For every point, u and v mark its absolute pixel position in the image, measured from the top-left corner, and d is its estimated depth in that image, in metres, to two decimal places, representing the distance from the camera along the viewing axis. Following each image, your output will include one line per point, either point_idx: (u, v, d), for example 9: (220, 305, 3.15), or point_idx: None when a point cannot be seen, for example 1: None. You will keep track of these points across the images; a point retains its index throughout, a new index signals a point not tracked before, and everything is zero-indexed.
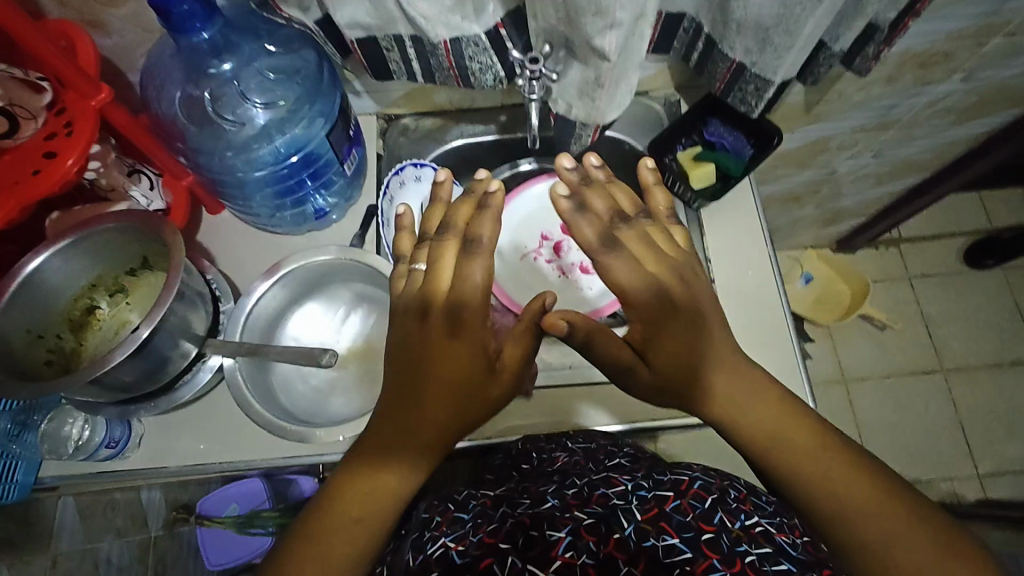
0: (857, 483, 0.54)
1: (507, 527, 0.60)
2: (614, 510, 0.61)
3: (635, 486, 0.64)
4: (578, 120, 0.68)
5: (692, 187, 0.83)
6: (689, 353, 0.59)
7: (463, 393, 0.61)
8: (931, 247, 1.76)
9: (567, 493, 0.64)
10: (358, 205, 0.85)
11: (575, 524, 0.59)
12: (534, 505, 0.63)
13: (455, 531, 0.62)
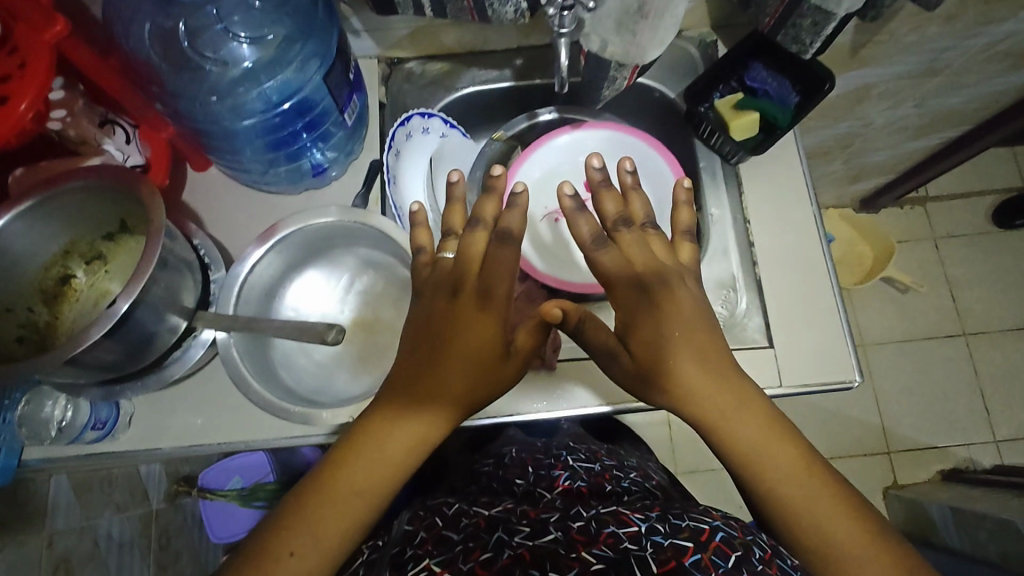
0: (853, 533, 0.48)
1: (503, 559, 0.50)
2: (627, 555, 0.50)
3: (649, 529, 0.54)
4: (613, 61, 0.58)
5: (733, 138, 0.74)
6: (674, 342, 0.55)
7: (473, 378, 0.55)
8: (958, 206, 1.68)
9: (572, 526, 0.55)
10: (360, 160, 0.76)
11: (582, 568, 0.49)
12: (531, 536, 0.53)
13: (442, 554, 0.52)
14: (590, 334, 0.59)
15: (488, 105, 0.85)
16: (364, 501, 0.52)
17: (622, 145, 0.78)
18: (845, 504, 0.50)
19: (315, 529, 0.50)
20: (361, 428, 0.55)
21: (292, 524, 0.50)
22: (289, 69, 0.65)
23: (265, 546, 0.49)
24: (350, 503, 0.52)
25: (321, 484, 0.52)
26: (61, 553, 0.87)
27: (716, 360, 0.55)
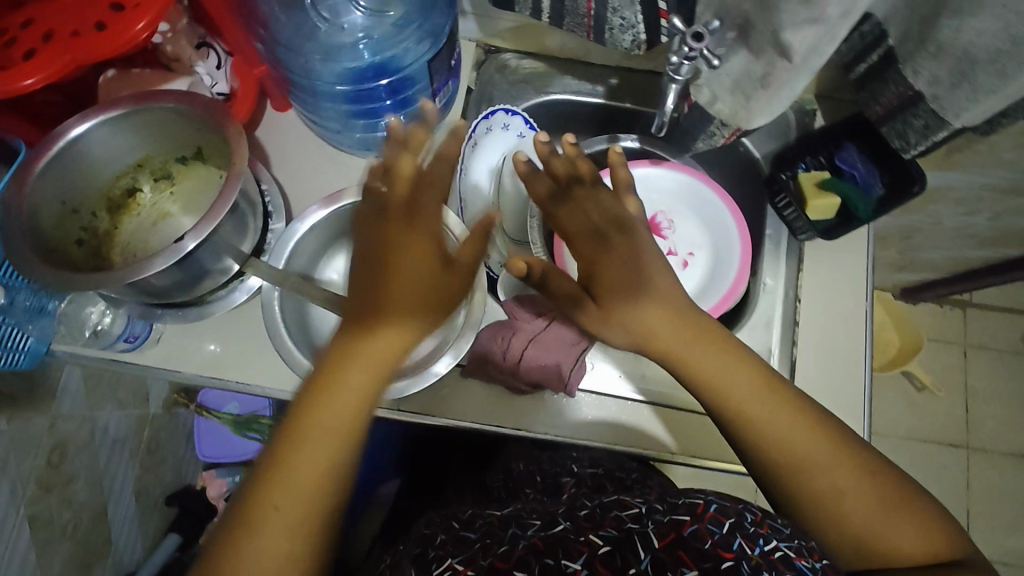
0: (812, 441, 0.52)
1: (519, 550, 0.50)
2: (629, 535, 0.49)
3: (649, 508, 0.52)
4: (717, 117, 0.58)
5: (808, 216, 0.73)
6: (631, 318, 0.55)
7: (432, 294, 0.51)
8: (997, 320, 1.65)
9: (578, 513, 0.53)
10: (436, 141, 0.76)
11: (590, 554, 0.49)
12: (545, 526, 0.52)
13: (462, 553, 0.51)
14: (553, 280, 0.56)
15: (571, 114, 0.84)
16: (341, 433, 0.49)
17: (694, 194, 0.78)
18: (810, 432, 0.53)
19: (300, 474, 0.48)
20: (316, 366, 0.51)
21: (278, 471, 0.48)
22: (399, 47, 0.65)
23: (251, 504, 0.47)
24: (331, 437, 0.49)
25: (294, 427, 0.49)
26: (61, 436, 0.90)
27: (670, 339, 0.55)
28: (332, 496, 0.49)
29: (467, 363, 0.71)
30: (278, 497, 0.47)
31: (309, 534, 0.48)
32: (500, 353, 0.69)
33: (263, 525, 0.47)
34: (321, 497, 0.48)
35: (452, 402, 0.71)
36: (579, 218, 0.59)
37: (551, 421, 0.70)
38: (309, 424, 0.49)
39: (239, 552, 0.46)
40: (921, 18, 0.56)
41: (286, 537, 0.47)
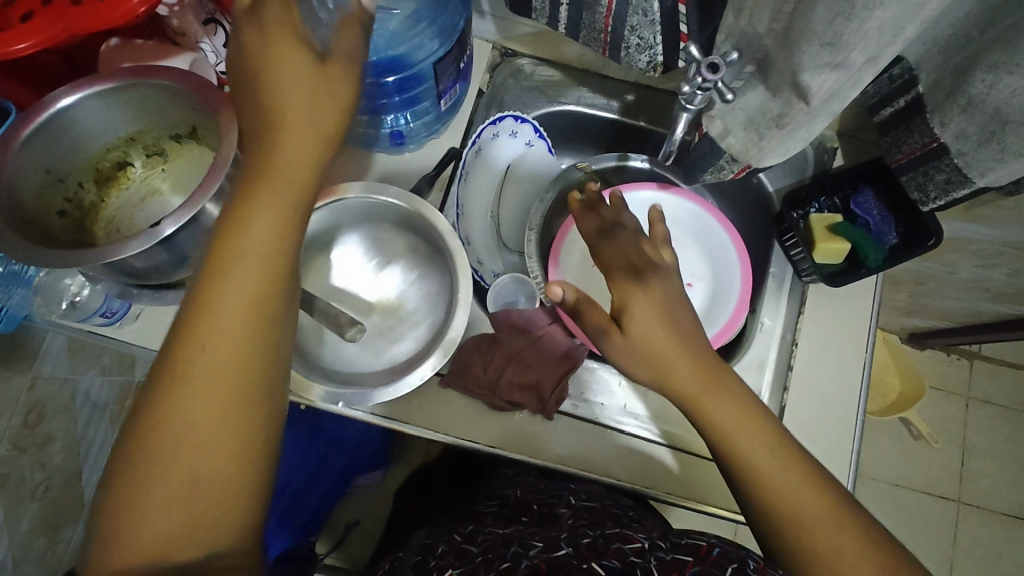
0: (812, 495, 0.49)
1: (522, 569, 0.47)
2: (633, 568, 0.46)
3: (653, 547, 0.50)
4: (728, 152, 0.56)
5: (814, 258, 0.70)
6: (655, 352, 0.52)
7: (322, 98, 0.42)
8: (1004, 375, 1.61)
9: (581, 542, 0.51)
10: (440, 142, 0.74)
11: None
12: (547, 549, 0.50)
13: (463, 566, 0.50)
14: (586, 313, 0.56)
15: (583, 127, 0.82)
16: (261, 273, 0.42)
17: (700, 222, 0.75)
18: (799, 471, 0.50)
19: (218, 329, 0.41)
20: (225, 203, 0.43)
21: (192, 328, 0.41)
22: (409, 42, 0.61)
23: (175, 366, 0.41)
24: (253, 267, 0.42)
25: (206, 281, 0.41)
26: (40, 396, 0.90)
27: (680, 376, 0.52)
28: (261, 346, 0.42)
29: (445, 372, 0.68)
30: (196, 352, 0.41)
31: (242, 392, 0.42)
32: (481, 367, 0.68)
33: (188, 376, 0.41)
34: (248, 349, 0.42)
35: (428, 411, 0.68)
36: (615, 256, 0.59)
37: (531, 442, 0.67)
38: (220, 270, 0.41)
39: (166, 418, 0.40)
40: (954, 69, 0.53)
41: (220, 400, 0.41)
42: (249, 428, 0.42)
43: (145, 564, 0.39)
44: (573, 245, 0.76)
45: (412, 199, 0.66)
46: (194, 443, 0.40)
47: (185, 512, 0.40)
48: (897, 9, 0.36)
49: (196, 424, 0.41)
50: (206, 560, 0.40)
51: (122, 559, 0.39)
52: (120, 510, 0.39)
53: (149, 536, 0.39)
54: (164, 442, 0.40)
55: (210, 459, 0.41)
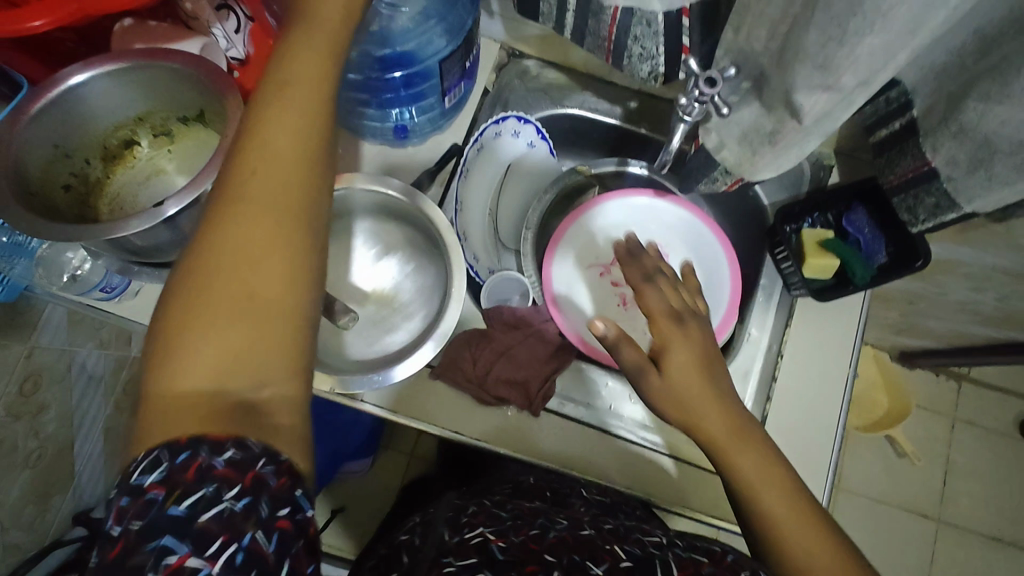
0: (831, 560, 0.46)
1: (549, 539, 0.49)
2: (652, 556, 0.47)
3: (671, 543, 0.51)
4: (723, 164, 0.57)
5: (804, 272, 0.72)
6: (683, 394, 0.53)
7: None
8: (991, 398, 1.63)
9: (603, 528, 0.53)
10: (443, 137, 0.76)
11: (614, 562, 0.46)
12: (572, 529, 0.52)
13: (495, 526, 0.52)
14: (624, 351, 0.57)
15: (585, 131, 0.83)
16: (311, 98, 0.40)
17: (693, 231, 0.77)
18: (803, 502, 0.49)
19: (268, 147, 0.39)
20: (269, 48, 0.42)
21: (242, 153, 0.39)
22: (417, 39, 0.62)
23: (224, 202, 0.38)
24: (300, 97, 0.40)
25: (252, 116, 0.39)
26: (37, 366, 0.92)
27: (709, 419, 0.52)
28: (310, 169, 0.40)
29: (435, 364, 0.70)
30: (247, 173, 0.38)
31: (291, 212, 0.38)
32: (471, 362, 0.69)
33: (238, 207, 0.37)
34: (299, 172, 0.39)
35: (415, 401, 0.69)
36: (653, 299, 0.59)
37: (519, 440, 0.68)
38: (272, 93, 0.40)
39: (215, 254, 0.37)
40: (948, 96, 0.54)
41: (271, 234, 0.38)
42: (304, 256, 0.39)
43: (205, 390, 0.34)
44: (569, 242, 0.78)
45: (410, 192, 0.67)
46: (243, 274, 0.37)
47: (238, 335, 0.36)
48: (887, 36, 0.37)
49: (250, 244, 0.37)
50: (260, 396, 0.36)
51: (176, 379, 0.34)
52: (171, 336, 0.35)
53: (204, 360, 0.35)
54: (212, 275, 0.37)
55: (264, 277, 0.37)
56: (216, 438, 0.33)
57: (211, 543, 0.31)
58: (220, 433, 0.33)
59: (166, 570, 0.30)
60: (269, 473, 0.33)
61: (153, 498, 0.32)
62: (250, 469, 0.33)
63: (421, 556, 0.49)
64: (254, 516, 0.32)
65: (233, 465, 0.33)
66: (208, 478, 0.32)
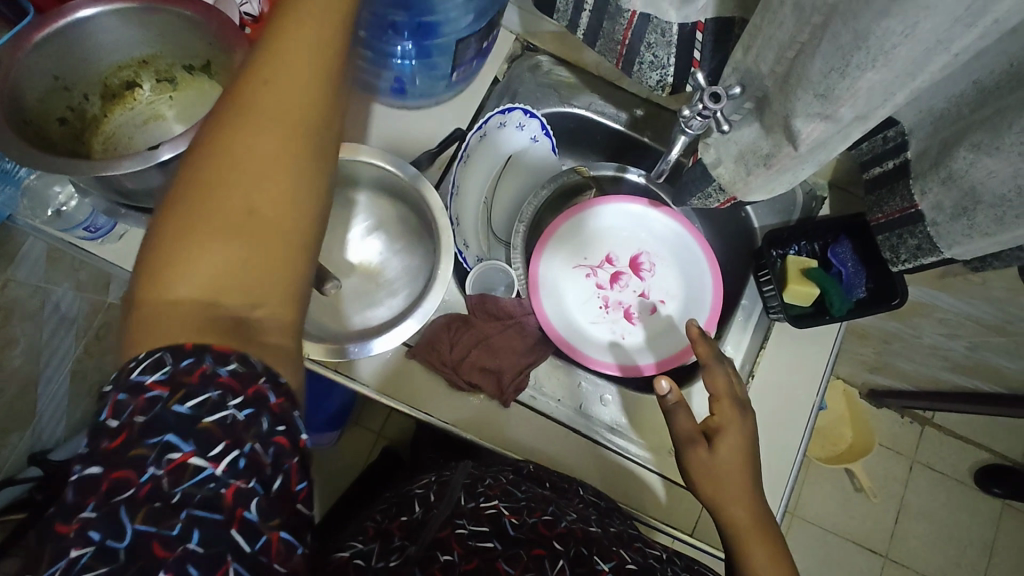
0: None
1: (561, 526, 0.56)
2: (650, 568, 0.55)
3: (667, 558, 0.59)
4: (717, 181, 0.58)
5: (784, 297, 0.73)
6: (720, 472, 0.55)
7: None
8: (950, 443, 1.66)
9: (609, 528, 0.59)
10: (448, 120, 0.76)
11: (618, 563, 0.54)
12: (582, 520, 0.58)
13: (511, 504, 0.58)
14: (678, 418, 0.58)
15: (590, 133, 0.84)
16: (330, 21, 0.38)
17: (681, 243, 0.78)
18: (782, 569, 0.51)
19: (282, 64, 0.37)
20: None
21: (256, 59, 0.37)
22: (443, 13, 0.60)
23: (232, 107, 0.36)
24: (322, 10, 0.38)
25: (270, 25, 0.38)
26: (9, 299, 0.90)
27: (736, 504, 0.54)
28: (329, 96, 0.38)
29: (412, 345, 0.69)
30: (259, 80, 0.36)
31: (304, 131, 0.37)
32: (448, 346, 0.69)
33: (249, 115, 0.36)
34: (316, 92, 0.38)
35: (389, 378, 0.69)
36: (721, 377, 0.60)
37: (490, 428, 0.69)
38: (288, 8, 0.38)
39: (220, 162, 0.35)
40: (942, 142, 0.56)
41: (279, 146, 0.36)
42: (313, 178, 0.38)
43: (200, 299, 0.33)
44: (559, 239, 0.79)
45: (407, 169, 0.67)
46: (249, 186, 0.35)
47: (240, 249, 0.35)
48: (887, 73, 0.38)
49: (260, 162, 0.36)
50: (254, 314, 0.35)
51: (174, 283, 0.33)
52: (169, 239, 0.34)
53: (202, 269, 0.34)
54: (215, 180, 0.35)
55: (270, 191, 0.36)
56: (219, 347, 0.33)
57: (214, 445, 0.31)
58: (222, 344, 0.33)
59: (168, 466, 0.30)
60: (270, 389, 0.33)
61: (154, 397, 0.31)
62: (254, 382, 0.33)
63: (437, 512, 0.56)
64: (252, 429, 0.32)
65: (236, 376, 0.32)
66: (212, 384, 0.32)
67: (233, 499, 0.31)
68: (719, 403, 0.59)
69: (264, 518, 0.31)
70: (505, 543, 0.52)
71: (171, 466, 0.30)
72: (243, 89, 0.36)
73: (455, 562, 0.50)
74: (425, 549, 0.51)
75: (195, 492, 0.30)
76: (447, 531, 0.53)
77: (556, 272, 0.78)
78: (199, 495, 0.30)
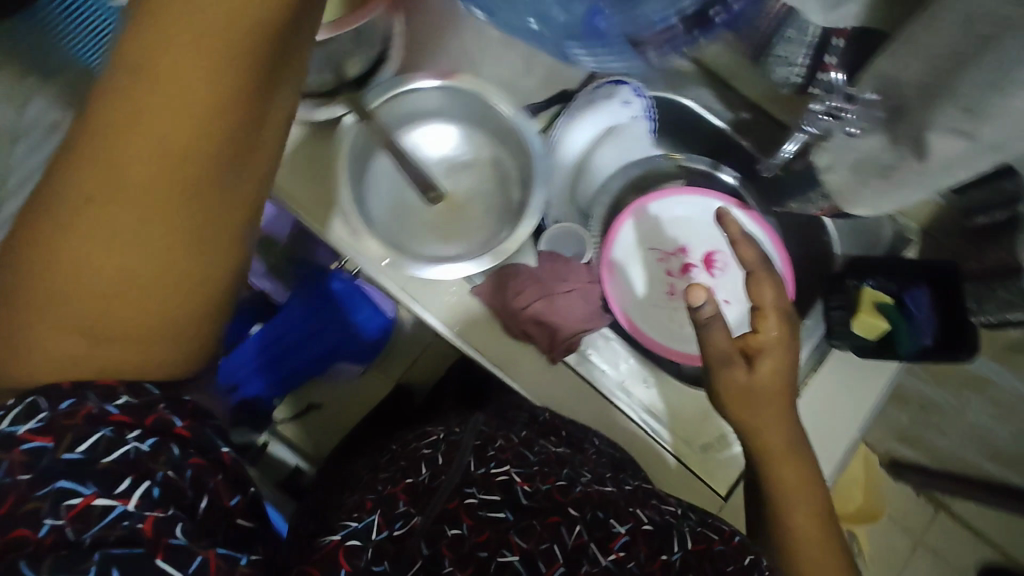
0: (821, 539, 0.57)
1: (576, 492, 0.55)
2: (670, 527, 0.55)
3: (683, 514, 0.58)
4: (825, 186, 0.59)
5: (851, 327, 0.72)
6: (757, 391, 0.59)
7: None
8: (962, 535, 1.60)
9: (624, 487, 0.59)
10: (559, 78, 0.77)
11: (635, 524, 0.53)
12: (596, 483, 0.58)
13: (522, 468, 0.57)
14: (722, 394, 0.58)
15: (691, 125, 0.84)
16: (207, 106, 0.35)
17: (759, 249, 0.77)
18: (814, 498, 0.59)
19: (161, 110, 0.35)
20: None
21: (109, 141, 0.36)
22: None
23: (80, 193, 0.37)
24: (190, 92, 0.34)
25: (123, 95, 0.35)
26: None
27: (771, 429, 0.60)
28: (213, 176, 0.37)
29: (478, 283, 0.71)
30: (118, 157, 0.36)
31: (192, 203, 0.38)
32: (511, 292, 0.71)
33: (104, 208, 0.37)
34: (197, 178, 0.37)
35: (449, 309, 0.71)
36: (767, 291, 0.61)
37: (531, 377, 0.72)
38: (158, 41, 0.33)
39: (77, 248, 0.38)
40: None
41: (150, 242, 0.38)
42: (209, 255, 0.40)
43: (78, 371, 0.40)
44: (639, 221, 0.79)
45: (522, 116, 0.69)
46: (116, 271, 0.38)
47: (102, 322, 0.39)
48: None
49: (134, 254, 0.38)
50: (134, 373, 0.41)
51: (48, 346, 0.39)
52: (39, 263, 0.38)
53: (61, 347, 0.39)
54: (71, 274, 0.38)
55: (144, 294, 0.39)
56: (105, 383, 0.40)
57: (119, 483, 0.36)
58: (107, 379, 0.40)
59: (68, 513, 0.35)
60: (175, 415, 0.40)
61: (41, 448, 0.36)
62: (151, 412, 0.40)
63: (446, 479, 0.55)
64: (163, 457, 0.38)
65: (128, 411, 0.39)
66: (102, 422, 0.38)
67: (151, 530, 0.35)
68: (764, 317, 0.60)
69: (193, 541, 0.37)
70: (518, 514, 0.53)
71: (69, 513, 0.34)
72: (114, 159, 0.36)
73: (464, 536, 0.50)
74: (432, 521, 0.52)
75: (108, 534, 0.35)
76: (455, 501, 0.53)
77: (629, 250, 0.78)
78: (112, 536, 0.35)
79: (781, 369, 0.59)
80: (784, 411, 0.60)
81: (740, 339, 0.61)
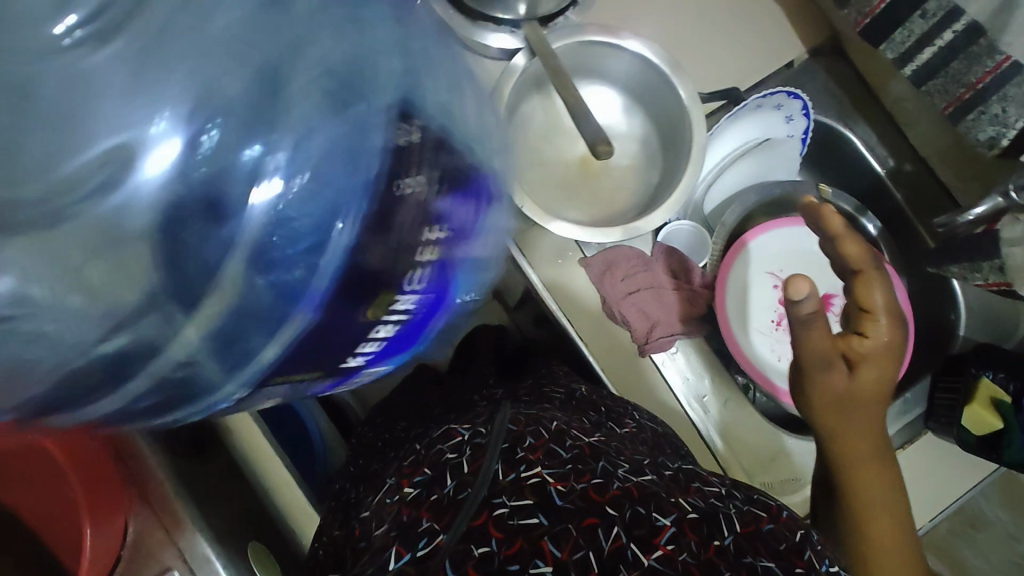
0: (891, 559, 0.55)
1: (613, 489, 0.46)
2: (716, 510, 0.48)
3: (727, 494, 0.52)
4: (1002, 259, 0.56)
5: (960, 416, 0.67)
6: (852, 397, 0.55)
7: None
8: None
9: (664, 473, 0.51)
10: (729, 76, 0.72)
11: (680, 513, 0.46)
12: (634, 473, 0.49)
13: (553, 466, 0.47)
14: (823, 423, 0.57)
15: (845, 162, 0.80)
16: None
17: None
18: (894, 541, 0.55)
19: None
20: None
21: None
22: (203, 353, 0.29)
23: None
24: None
25: None
26: None
27: (854, 435, 0.56)
28: None
29: (588, 255, 0.68)
30: None
31: None
32: (624, 274, 0.68)
33: None
34: None
35: (555, 270, 0.68)
36: (877, 292, 0.55)
37: (614, 365, 0.68)
38: None
39: None
40: None
41: None
42: None
43: None
44: (765, 245, 0.76)
45: (698, 111, 0.63)
46: None
47: None
48: None
49: None
50: None
51: None
52: None
53: None
54: None
55: None
56: None
57: None
58: None
59: None
60: None
61: None
62: None
63: (472, 491, 0.45)
64: None
65: None
66: None
67: None
68: (872, 319, 0.55)
69: None
70: (552, 519, 0.43)
71: None
72: None
73: (494, 553, 0.41)
74: (458, 540, 0.42)
75: None
76: (485, 516, 0.43)
77: (745, 272, 0.75)
78: None
79: (883, 378, 0.55)
80: (875, 469, 0.57)
81: (843, 341, 0.55)
